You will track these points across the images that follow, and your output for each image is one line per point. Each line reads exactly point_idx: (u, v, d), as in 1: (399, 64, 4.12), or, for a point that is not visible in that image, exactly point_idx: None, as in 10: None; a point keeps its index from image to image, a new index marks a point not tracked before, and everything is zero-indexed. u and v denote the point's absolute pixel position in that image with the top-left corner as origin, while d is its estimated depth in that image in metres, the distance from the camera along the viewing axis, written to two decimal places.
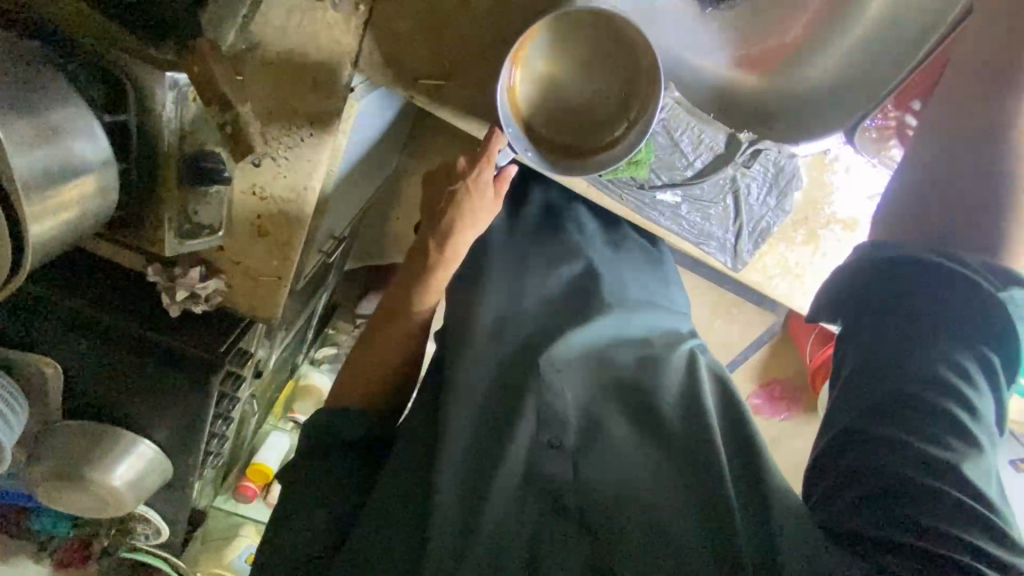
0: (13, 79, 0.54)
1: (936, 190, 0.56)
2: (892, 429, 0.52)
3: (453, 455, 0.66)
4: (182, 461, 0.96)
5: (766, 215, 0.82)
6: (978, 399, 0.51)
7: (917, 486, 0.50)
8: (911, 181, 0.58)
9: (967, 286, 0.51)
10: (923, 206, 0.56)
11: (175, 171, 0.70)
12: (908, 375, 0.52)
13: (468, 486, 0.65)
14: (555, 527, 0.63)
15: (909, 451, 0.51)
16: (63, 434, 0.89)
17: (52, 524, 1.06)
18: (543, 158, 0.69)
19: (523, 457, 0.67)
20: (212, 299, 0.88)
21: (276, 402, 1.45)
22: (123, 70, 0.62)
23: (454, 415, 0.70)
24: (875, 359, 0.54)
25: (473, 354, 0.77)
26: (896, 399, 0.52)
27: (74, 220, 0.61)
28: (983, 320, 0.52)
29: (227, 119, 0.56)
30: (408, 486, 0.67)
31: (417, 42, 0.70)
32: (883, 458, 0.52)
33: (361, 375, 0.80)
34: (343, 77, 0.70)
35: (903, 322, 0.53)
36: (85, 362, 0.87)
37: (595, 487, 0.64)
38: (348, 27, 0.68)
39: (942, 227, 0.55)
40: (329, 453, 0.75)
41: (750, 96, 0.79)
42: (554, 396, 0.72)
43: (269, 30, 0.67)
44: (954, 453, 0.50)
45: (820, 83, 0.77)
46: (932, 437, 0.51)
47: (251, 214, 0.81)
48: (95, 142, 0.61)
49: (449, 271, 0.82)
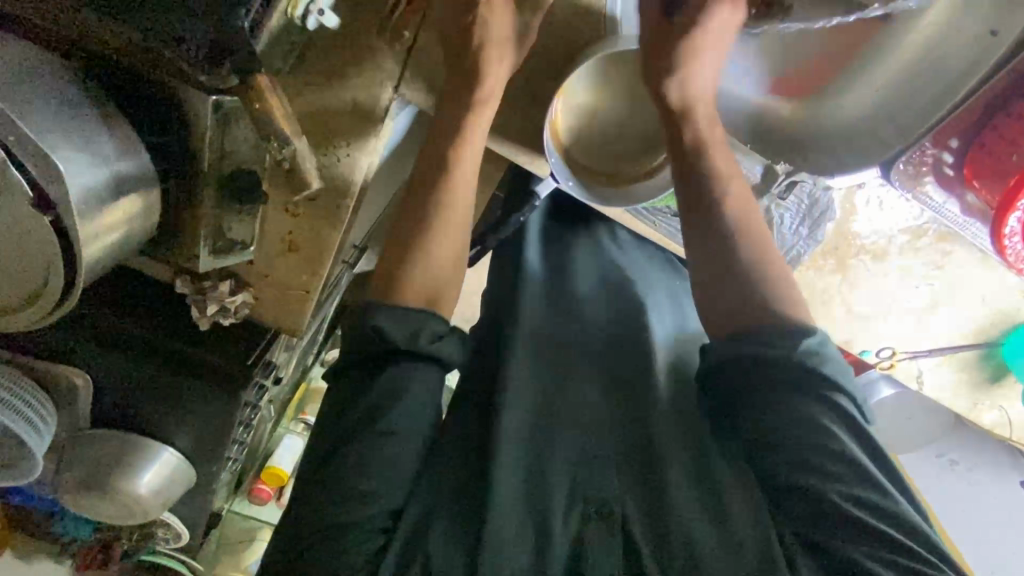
0: (65, 106, 0.54)
1: (738, 271, 0.61)
2: (802, 468, 0.53)
3: (510, 463, 0.60)
4: (206, 469, 0.97)
5: (798, 244, 0.82)
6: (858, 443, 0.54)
7: (853, 517, 0.51)
8: (720, 267, 0.62)
9: (809, 369, 0.54)
10: (728, 277, 0.61)
11: (214, 190, 0.70)
12: (793, 418, 0.54)
13: (518, 495, 0.58)
14: (600, 532, 0.57)
15: (837, 498, 0.51)
16: (89, 442, 0.90)
17: (76, 528, 1.08)
18: (587, 186, 0.72)
19: (568, 471, 0.62)
20: (240, 312, 0.88)
21: (290, 403, 1.45)
22: (167, 93, 0.61)
23: (506, 426, 0.64)
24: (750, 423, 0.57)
25: (519, 362, 0.72)
26: (799, 438, 0.53)
27: (120, 240, 0.62)
28: (830, 392, 0.55)
29: None
30: (458, 486, 0.60)
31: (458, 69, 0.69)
32: (812, 496, 0.52)
33: (394, 287, 0.62)
34: (384, 100, 0.70)
35: (765, 404, 0.55)
36: (112, 375, 0.88)
37: (640, 507, 0.58)
38: (391, 52, 0.69)
39: (759, 301, 0.59)
40: (372, 372, 0.59)
41: (782, 126, 0.78)
42: (591, 405, 0.69)
43: (311, 52, 0.67)
44: (877, 492, 0.52)
45: (857, 116, 0.73)
46: (836, 469, 0.52)
47: (284, 230, 0.83)
48: (141, 163, 0.61)
49: (460, 203, 0.66)
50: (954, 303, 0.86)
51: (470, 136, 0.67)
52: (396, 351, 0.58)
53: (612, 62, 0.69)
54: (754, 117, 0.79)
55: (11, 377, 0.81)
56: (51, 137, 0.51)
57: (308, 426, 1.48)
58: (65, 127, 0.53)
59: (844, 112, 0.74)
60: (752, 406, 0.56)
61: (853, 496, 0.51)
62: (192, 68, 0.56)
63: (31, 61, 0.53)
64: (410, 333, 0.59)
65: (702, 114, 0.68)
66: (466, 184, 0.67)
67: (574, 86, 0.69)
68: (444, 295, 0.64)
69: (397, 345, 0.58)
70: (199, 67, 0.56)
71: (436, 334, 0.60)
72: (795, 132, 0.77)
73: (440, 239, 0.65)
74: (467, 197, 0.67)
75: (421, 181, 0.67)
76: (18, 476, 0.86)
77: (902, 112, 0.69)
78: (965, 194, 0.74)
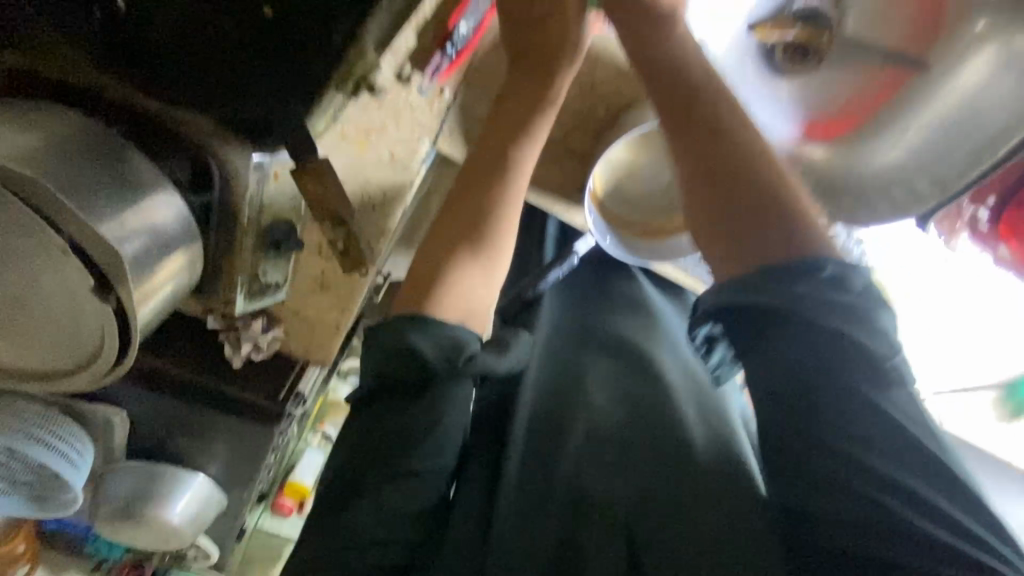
0: (112, 179, 0.55)
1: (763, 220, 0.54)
2: (834, 468, 0.50)
3: (515, 485, 0.62)
4: (236, 494, 0.99)
5: None
6: (886, 425, 0.49)
7: (892, 518, 0.48)
8: (718, 206, 0.56)
9: (826, 319, 0.50)
10: (724, 218, 0.55)
11: (252, 240, 0.71)
12: (829, 377, 0.50)
13: (528, 522, 0.60)
14: (604, 551, 0.58)
15: (871, 484, 0.49)
16: (126, 473, 0.92)
17: (108, 548, 1.11)
18: (622, 240, 0.76)
19: (571, 472, 0.64)
20: (272, 348, 0.89)
21: (310, 420, 1.40)
22: (211, 157, 0.61)
23: (515, 460, 0.64)
24: (780, 402, 0.51)
25: (529, 389, 0.73)
26: (836, 418, 0.50)
27: (166, 296, 0.62)
28: (843, 351, 0.50)
29: (339, 234, 0.59)
30: (479, 518, 0.60)
31: (493, 120, 0.68)
32: (848, 488, 0.49)
33: (433, 304, 0.62)
34: (421, 153, 0.71)
35: (770, 372, 0.51)
36: (148, 410, 0.90)
37: (639, 496, 0.62)
38: (430, 109, 0.70)
39: (763, 241, 0.53)
40: (395, 390, 0.59)
41: (818, 168, 0.77)
42: (600, 416, 0.69)
43: (352, 110, 0.68)
44: (888, 485, 0.49)
45: (893, 160, 0.73)
46: (884, 472, 0.49)
47: (315, 271, 0.85)
48: (185, 221, 0.61)
49: (504, 240, 0.67)
50: None
51: (506, 165, 0.67)
52: (430, 373, 0.58)
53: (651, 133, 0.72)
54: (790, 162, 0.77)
55: (51, 414, 0.83)
56: (98, 214, 0.52)
57: (328, 437, 1.44)
58: (107, 200, 0.53)
59: (883, 159, 0.73)
60: (777, 364, 0.51)
61: (888, 471, 0.49)
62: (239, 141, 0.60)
63: (83, 137, 0.55)
64: (446, 354, 0.58)
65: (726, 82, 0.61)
66: (507, 232, 0.68)
67: (616, 150, 0.73)
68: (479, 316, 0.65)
69: (432, 366, 0.58)
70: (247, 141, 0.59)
71: (474, 353, 0.60)
72: (833, 174, 0.76)
73: (476, 285, 0.64)
74: (507, 234, 0.68)
75: (456, 227, 0.66)
76: (57, 508, 0.89)
77: (935, 162, 0.71)
78: (998, 249, 0.77)
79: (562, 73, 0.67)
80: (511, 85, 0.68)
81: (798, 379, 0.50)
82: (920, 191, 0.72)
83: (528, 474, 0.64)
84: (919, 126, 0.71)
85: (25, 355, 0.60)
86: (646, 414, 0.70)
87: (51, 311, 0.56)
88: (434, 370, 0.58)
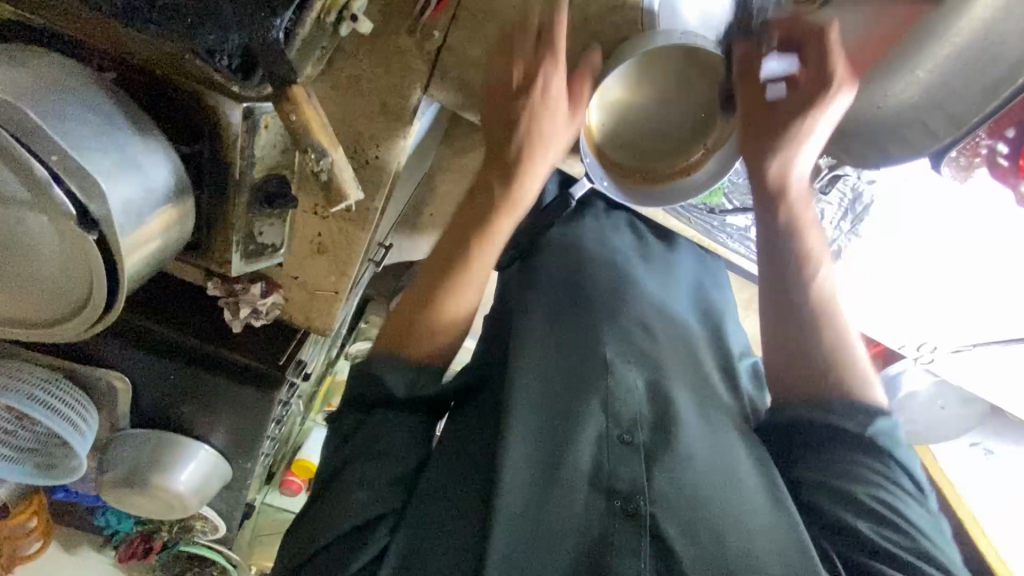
0: (102, 122, 0.54)
1: (804, 343, 0.66)
2: (842, 479, 0.58)
3: (522, 456, 0.59)
4: (240, 465, 0.99)
5: (839, 238, 0.83)
6: (891, 470, 0.58)
7: (895, 529, 0.54)
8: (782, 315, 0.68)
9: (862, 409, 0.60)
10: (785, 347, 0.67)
11: (245, 196, 0.70)
12: (854, 442, 0.59)
13: (531, 490, 0.57)
14: (628, 532, 0.56)
15: (874, 503, 0.56)
16: (131, 441, 0.92)
17: (118, 521, 1.12)
18: (622, 185, 0.76)
19: (592, 455, 0.61)
20: (271, 314, 0.88)
21: (316, 398, 1.39)
22: (201, 105, 0.62)
23: (522, 418, 0.61)
24: (806, 447, 0.62)
25: (531, 355, 0.67)
26: (848, 458, 0.59)
27: (157, 251, 0.61)
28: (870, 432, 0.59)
29: (324, 165, 0.56)
30: (478, 490, 0.59)
31: (494, 172, 0.68)
32: (855, 500, 0.56)
33: (412, 338, 0.65)
34: (412, 101, 0.69)
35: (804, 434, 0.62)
36: (146, 377, 0.89)
37: (672, 488, 0.58)
38: (420, 53, 0.67)
39: (804, 359, 0.65)
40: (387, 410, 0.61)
41: (825, 113, 0.75)
42: (624, 393, 0.66)
43: (342, 57, 0.66)
44: (889, 526, 0.54)
45: (899, 106, 0.69)
46: (889, 495, 0.56)
47: (313, 232, 0.83)
48: (175, 175, 0.60)
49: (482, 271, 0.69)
50: (984, 287, 0.86)
51: (495, 223, 0.68)
52: (392, 398, 0.61)
53: (648, 57, 0.68)
54: None
55: (53, 377, 0.84)
56: (89, 153, 0.51)
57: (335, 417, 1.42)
58: (95, 142, 0.53)
59: (890, 99, 0.70)
60: (801, 428, 0.63)
61: (889, 494, 0.56)
62: (225, 79, 0.57)
63: (65, 74, 0.54)
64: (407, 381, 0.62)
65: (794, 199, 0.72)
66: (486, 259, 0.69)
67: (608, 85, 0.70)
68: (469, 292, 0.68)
69: (393, 394, 0.60)
70: (234, 79, 0.57)
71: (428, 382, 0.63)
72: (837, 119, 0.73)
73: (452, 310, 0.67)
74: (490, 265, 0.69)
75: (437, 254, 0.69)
76: (62, 476, 0.87)
77: (948, 102, 0.66)
78: (1019, 186, 0.69)
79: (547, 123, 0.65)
80: (502, 97, 0.66)
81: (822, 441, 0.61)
82: (933, 131, 0.68)
83: (534, 436, 0.61)
84: (933, 60, 0.65)
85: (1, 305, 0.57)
86: (670, 395, 0.66)
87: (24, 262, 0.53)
88: (395, 400, 0.60)
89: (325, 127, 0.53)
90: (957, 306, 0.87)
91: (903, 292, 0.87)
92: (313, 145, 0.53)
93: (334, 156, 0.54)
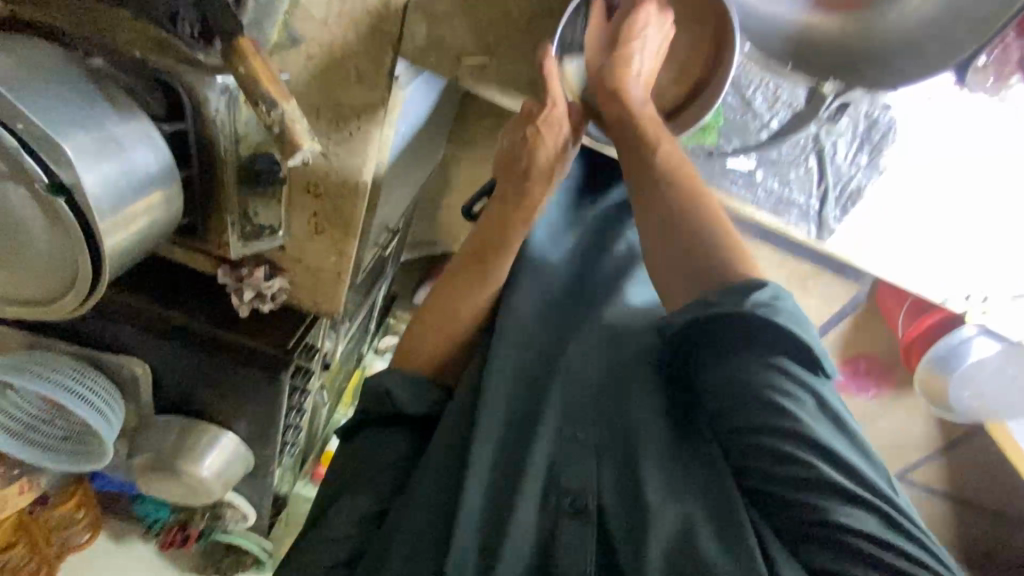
0: (80, 100, 0.56)
1: (690, 243, 0.59)
2: (766, 430, 0.50)
3: (483, 454, 0.59)
4: (261, 451, 1.01)
5: (856, 174, 0.76)
6: (819, 411, 0.50)
7: (849, 497, 0.47)
8: (663, 248, 0.61)
9: (762, 319, 0.50)
10: (677, 247, 0.60)
11: (233, 171, 0.71)
12: (761, 364, 0.51)
13: (485, 499, 0.58)
14: (576, 530, 0.55)
15: (819, 468, 0.48)
16: (156, 427, 0.96)
17: (155, 508, 1.18)
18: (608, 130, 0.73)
19: (547, 455, 0.59)
20: (278, 297, 0.89)
21: (345, 392, 1.39)
22: (177, 80, 0.63)
23: (484, 419, 0.60)
24: (723, 372, 0.53)
25: (506, 350, 0.65)
26: (751, 388, 0.51)
27: (145, 230, 0.63)
28: (769, 337, 0.51)
29: (276, 117, 0.56)
30: (440, 492, 0.59)
31: (493, 209, 0.70)
32: (786, 461, 0.49)
33: (430, 347, 0.70)
34: (386, 65, 0.68)
35: (723, 352, 0.54)
36: (165, 363, 0.92)
37: (619, 485, 0.57)
38: (389, 12, 0.65)
39: (716, 261, 0.57)
40: (386, 423, 0.67)
41: (829, 41, 0.66)
42: (581, 387, 0.64)
43: (311, 25, 0.66)
44: (831, 488, 0.48)
45: (921, 17, 0.63)
46: (823, 442, 0.48)
47: (308, 213, 0.80)
48: (156, 152, 0.61)
49: (504, 264, 0.70)
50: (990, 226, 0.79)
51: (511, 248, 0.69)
52: (391, 416, 0.67)
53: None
54: (799, 41, 0.67)
55: (81, 366, 0.88)
56: (64, 129, 0.53)
57: None
58: (72, 119, 0.54)
59: (903, 16, 0.63)
60: (712, 369, 0.55)
61: (838, 454, 0.48)
62: (189, 48, 0.60)
63: (40, 55, 0.57)
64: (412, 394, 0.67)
65: (648, 119, 0.65)
66: (507, 255, 0.69)
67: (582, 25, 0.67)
68: (494, 261, 0.69)
69: (403, 406, 0.66)
70: (194, 45, 0.60)
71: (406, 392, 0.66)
72: (845, 44, 0.65)
73: (465, 303, 0.70)
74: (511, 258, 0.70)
75: (458, 258, 0.72)
76: (92, 463, 0.91)
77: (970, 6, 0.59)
78: None
79: (550, 156, 0.67)
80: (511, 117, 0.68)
81: (734, 366, 0.53)
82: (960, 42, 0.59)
83: (478, 433, 0.60)
84: None
85: (6, 284, 0.61)
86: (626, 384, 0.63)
87: (18, 239, 0.57)
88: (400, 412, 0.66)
89: (273, 80, 0.55)
90: (965, 227, 0.79)
91: (905, 236, 0.80)
92: (263, 97, 0.55)
93: (286, 108, 0.56)
